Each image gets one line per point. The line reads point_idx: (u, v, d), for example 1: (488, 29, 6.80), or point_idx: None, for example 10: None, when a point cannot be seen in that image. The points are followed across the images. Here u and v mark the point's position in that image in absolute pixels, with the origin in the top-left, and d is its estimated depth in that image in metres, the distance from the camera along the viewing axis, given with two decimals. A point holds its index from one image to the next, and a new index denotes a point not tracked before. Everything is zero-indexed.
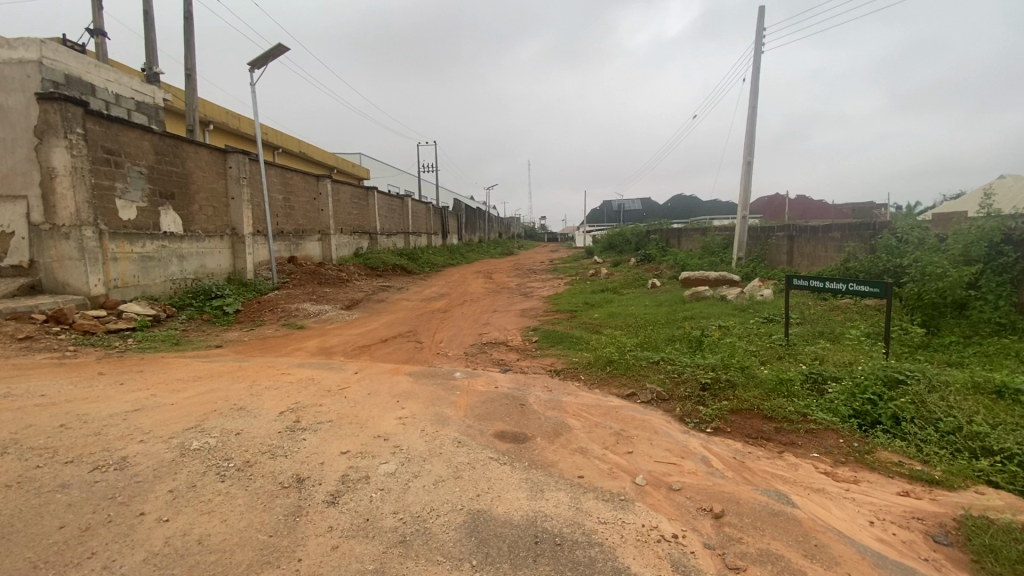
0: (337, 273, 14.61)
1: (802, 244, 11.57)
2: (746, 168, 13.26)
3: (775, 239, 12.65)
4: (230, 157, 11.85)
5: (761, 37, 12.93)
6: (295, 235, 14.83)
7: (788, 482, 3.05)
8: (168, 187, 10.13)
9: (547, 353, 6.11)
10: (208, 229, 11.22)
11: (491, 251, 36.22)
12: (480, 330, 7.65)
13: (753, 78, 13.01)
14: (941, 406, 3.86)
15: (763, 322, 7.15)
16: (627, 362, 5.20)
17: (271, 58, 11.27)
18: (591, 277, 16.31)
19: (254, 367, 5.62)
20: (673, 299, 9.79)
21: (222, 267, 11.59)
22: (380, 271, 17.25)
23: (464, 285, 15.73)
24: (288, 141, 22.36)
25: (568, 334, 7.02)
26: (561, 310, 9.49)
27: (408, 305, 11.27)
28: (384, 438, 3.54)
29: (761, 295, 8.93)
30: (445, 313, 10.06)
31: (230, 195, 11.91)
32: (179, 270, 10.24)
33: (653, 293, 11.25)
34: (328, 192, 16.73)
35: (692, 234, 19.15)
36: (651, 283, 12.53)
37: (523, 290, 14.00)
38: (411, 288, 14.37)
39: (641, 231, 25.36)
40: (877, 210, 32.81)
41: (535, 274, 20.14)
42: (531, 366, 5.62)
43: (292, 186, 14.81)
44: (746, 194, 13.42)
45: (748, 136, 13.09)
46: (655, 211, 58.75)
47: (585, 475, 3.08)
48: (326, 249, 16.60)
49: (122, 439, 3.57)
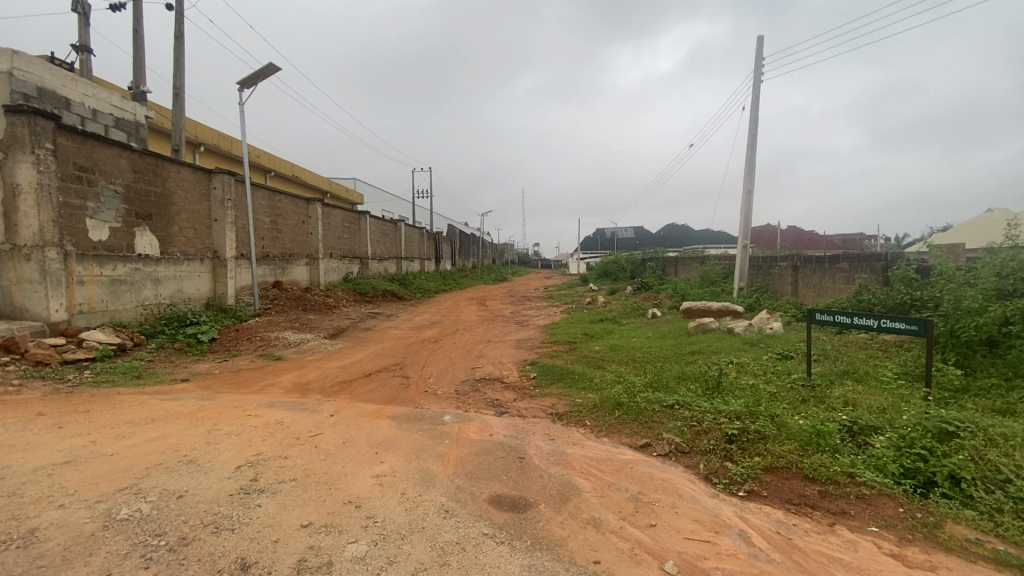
0: (324, 299, 14.01)
1: (807, 275, 11.17)
2: (746, 197, 12.97)
3: (778, 269, 12.24)
4: (215, 177, 11.37)
5: (760, 66, 12.82)
6: (281, 259, 14.27)
7: (852, 571, 2.48)
8: (146, 208, 9.60)
9: (546, 392, 5.53)
10: (187, 252, 10.65)
11: (485, 277, 35.85)
12: (472, 365, 7.07)
13: (752, 106, 12.83)
14: (1008, 465, 3.33)
15: (777, 359, 6.63)
16: (639, 406, 4.65)
17: (261, 77, 10.93)
18: (588, 306, 15.83)
19: (218, 407, 5.00)
20: (676, 331, 9.27)
21: (201, 291, 10.98)
22: (370, 297, 16.66)
23: (456, 312, 15.15)
24: (280, 164, 22.05)
25: (569, 370, 6.45)
26: (559, 341, 8.93)
27: (397, 334, 10.67)
28: (356, 505, 2.95)
29: (770, 329, 8.43)
30: (436, 343, 9.45)
31: (213, 217, 11.38)
32: (154, 294, 9.62)
33: (654, 323, 10.73)
34: (318, 215, 16.26)
35: (690, 263, 18.78)
36: (651, 313, 12.06)
37: (517, 319, 13.45)
38: (401, 315, 13.78)
39: (637, 259, 25.00)
40: (868, 241, 32.97)
41: (530, 301, 19.61)
42: (529, 408, 5.04)
43: (280, 209, 14.33)
44: (747, 223, 13.10)
45: (748, 164, 12.84)
46: (648, 239, 58.86)
47: (602, 559, 2.49)
48: (314, 274, 16.03)
49: (38, 504, 2.93)
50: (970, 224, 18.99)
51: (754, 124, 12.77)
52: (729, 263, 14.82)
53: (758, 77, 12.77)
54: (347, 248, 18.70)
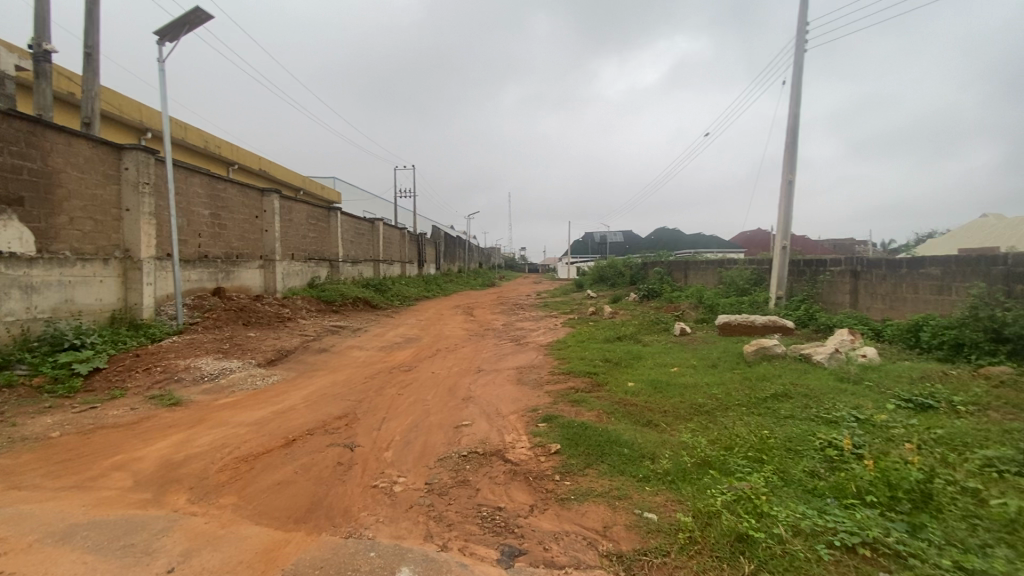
0: (276, 310, 11.51)
1: (872, 282, 9.03)
2: (786, 188, 10.84)
3: (829, 275, 10.08)
4: (126, 154, 8.83)
5: (803, 31, 10.77)
6: (224, 261, 11.74)
7: None
8: (14, 189, 7.08)
9: (585, 489, 3.19)
10: (83, 250, 8.10)
11: (473, 282, 33.57)
12: (455, 420, 4.66)
13: (795, 78, 10.73)
14: None
15: (916, 415, 4.42)
16: (790, 551, 2.36)
17: (187, 26, 8.46)
18: (593, 316, 13.58)
19: None
20: (727, 357, 6.99)
21: (104, 302, 8.40)
22: (337, 306, 14.20)
23: (440, 325, 12.75)
24: (241, 155, 19.48)
25: (606, 432, 4.11)
26: (575, 372, 6.59)
27: (359, 358, 8.24)
28: None
29: (864, 357, 6.22)
30: (408, 374, 7.04)
31: (124, 205, 8.83)
32: (24, 308, 7.07)
33: (689, 343, 8.52)
34: (275, 210, 13.76)
35: (703, 268, 16.68)
36: (677, 328, 9.80)
37: (512, 334, 11.13)
38: (371, 330, 11.34)
39: (636, 264, 22.88)
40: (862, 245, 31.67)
41: (525, 310, 17.34)
42: (560, 536, 2.69)
43: (225, 199, 11.80)
44: (786, 220, 10.96)
45: (789, 150, 10.73)
46: (638, 243, 57.09)
47: None
48: (269, 278, 13.49)
49: None
50: (967, 228, 17.62)
51: (795, 101, 10.69)
52: (758, 267, 12.69)
53: (801, 45, 10.72)
54: (313, 249, 16.17)
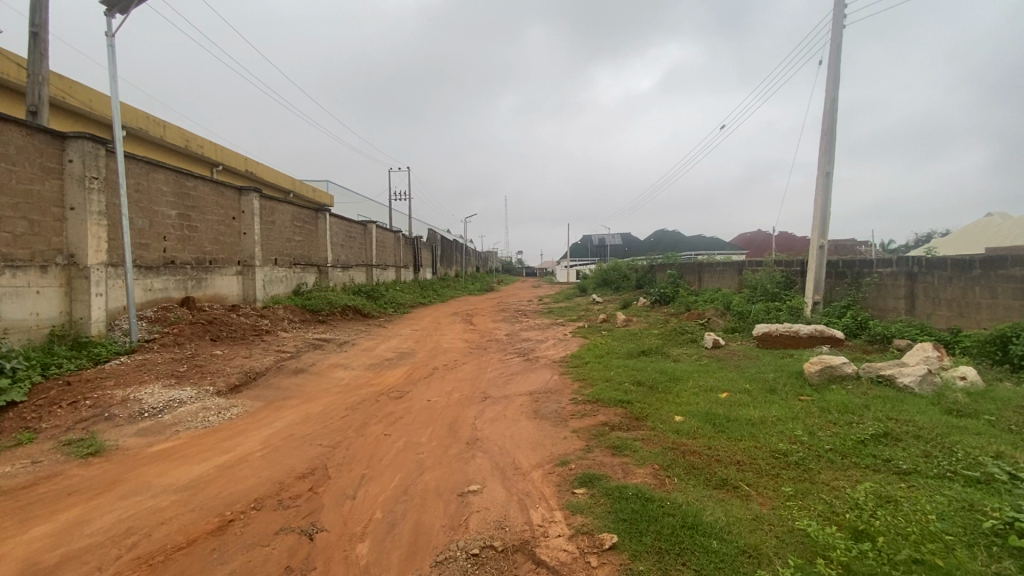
0: (253, 321, 10.25)
1: (932, 285, 7.85)
2: (824, 181, 9.66)
3: (877, 277, 8.87)
4: (70, 144, 7.56)
5: (841, 6, 9.63)
6: (195, 267, 10.46)
7: None
8: None
9: None
10: (14, 257, 6.84)
11: (472, 288, 32.24)
12: (459, 483, 3.40)
13: (834, 57, 9.56)
14: None
15: None
16: None
17: None
18: (606, 325, 12.34)
19: None
20: (786, 380, 5.75)
21: (42, 317, 7.14)
22: (324, 316, 12.92)
23: (437, 336, 11.47)
24: (224, 155, 18.19)
25: (676, 507, 2.86)
26: (605, 401, 5.33)
27: (340, 381, 6.96)
28: None
29: (964, 381, 5.00)
30: (399, 403, 5.78)
31: (68, 203, 7.56)
32: None
33: (727, 358, 7.30)
34: (255, 211, 12.50)
35: (720, 271, 15.45)
36: (708, 339, 8.57)
37: (518, 346, 9.85)
38: (358, 343, 10.05)
39: (643, 267, 21.60)
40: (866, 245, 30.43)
41: (527, 317, 16.10)
42: None
43: (195, 198, 10.55)
44: (823, 217, 9.77)
45: (827, 138, 9.57)
46: (637, 245, 55.93)
47: None
48: (248, 286, 12.22)
49: None
50: (972, 228, 16.50)
51: (832, 85, 9.55)
52: (787, 269, 11.47)
53: (838, 22, 9.59)
54: (299, 253, 14.90)
